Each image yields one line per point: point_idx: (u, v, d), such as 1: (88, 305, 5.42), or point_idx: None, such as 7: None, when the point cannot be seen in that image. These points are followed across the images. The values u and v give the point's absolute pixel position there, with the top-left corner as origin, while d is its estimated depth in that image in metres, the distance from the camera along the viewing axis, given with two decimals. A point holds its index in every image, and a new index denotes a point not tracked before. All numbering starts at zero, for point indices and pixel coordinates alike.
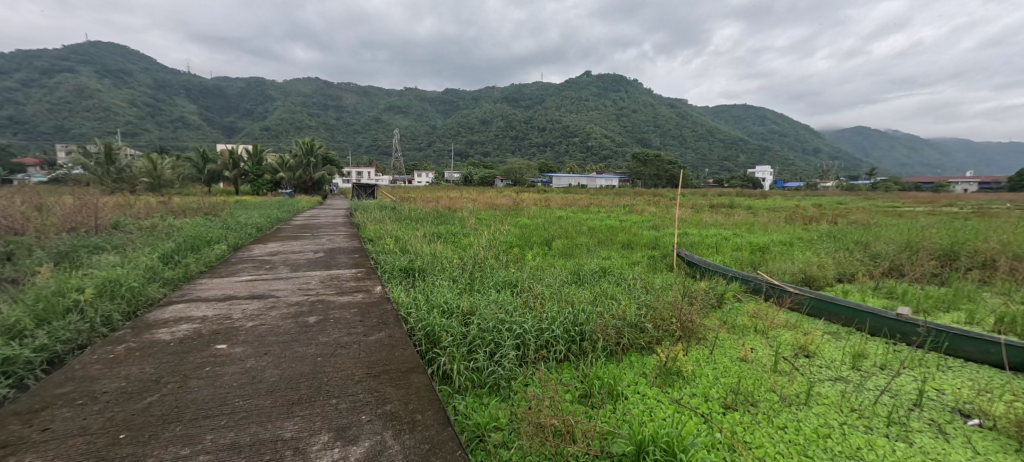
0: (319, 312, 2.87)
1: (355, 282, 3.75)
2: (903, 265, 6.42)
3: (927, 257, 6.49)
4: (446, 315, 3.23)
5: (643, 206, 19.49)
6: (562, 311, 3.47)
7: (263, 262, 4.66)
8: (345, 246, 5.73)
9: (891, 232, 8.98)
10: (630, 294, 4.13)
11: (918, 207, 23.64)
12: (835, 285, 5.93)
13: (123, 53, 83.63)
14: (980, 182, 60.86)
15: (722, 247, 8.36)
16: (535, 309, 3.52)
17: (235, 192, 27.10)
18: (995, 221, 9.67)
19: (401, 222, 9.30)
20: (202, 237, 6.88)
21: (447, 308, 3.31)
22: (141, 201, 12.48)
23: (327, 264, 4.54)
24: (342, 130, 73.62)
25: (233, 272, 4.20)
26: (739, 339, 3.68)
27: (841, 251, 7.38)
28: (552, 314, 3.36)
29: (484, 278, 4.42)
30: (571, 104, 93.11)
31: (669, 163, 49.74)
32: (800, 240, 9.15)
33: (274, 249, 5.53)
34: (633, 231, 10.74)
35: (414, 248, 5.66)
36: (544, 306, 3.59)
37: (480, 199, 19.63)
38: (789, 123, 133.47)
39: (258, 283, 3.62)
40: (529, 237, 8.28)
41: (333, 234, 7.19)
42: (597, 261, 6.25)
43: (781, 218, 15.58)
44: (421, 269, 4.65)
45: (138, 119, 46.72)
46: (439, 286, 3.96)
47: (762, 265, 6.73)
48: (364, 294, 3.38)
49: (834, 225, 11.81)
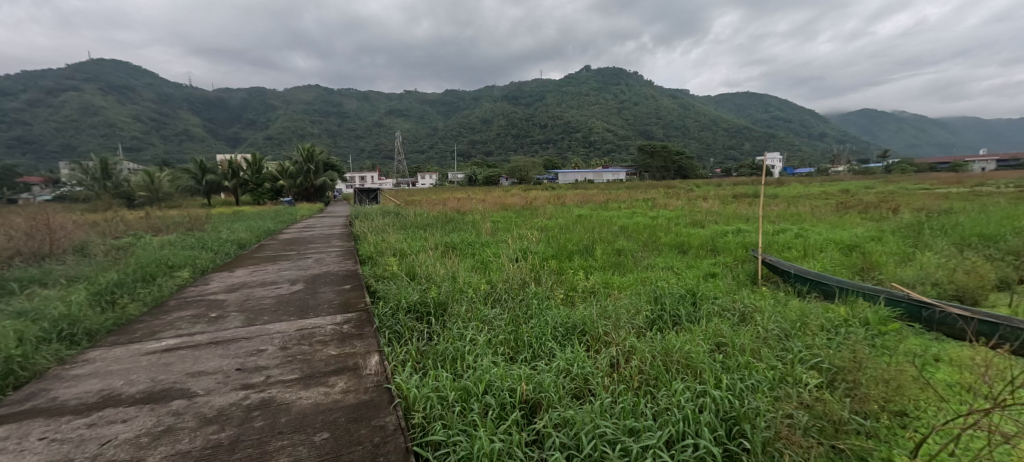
0: (251, 448, 1.45)
1: (340, 350, 2.28)
2: None
3: None
4: (506, 423, 1.84)
5: (664, 200, 17.86)
6: (690, 400, 2.06)
7: (211, 307, 3.15)
8: (336, 272, 4.27)
9: (1001, 223, 7.47)
10: (764, 346, 2.78)
11: (952, 187, 22.01)
12: (998, 299, 4.44)
13: (125, 69, 82.74)
14: (997, 159, 58.12)
15: (800, 247, 6.83)
16: (643, 395, 2.17)
17: (235, 202, 25.92)
18: None
19: (407, 231, 7.96)
20: (162, 261, 5.38)
21: (500, 409, 1.93)
22: (116, 217, 11.02)
23: (302, 309, 3.04)
24: (344, 136, 72.48)
25: (159, 329, 2.72)
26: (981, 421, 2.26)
27: (962, 251, 5.91)
28: (684, 402, 1.99)
29: (535, 321, 3.03)
30: (574, 99, 91.47)
31: (677, 153, 47.91)
32: (891, 234, 7.63)
33: (238, 280, 4.02)
34: (676, 230, 9.18)
35: (425, 269, 4.20)
36: (660, 388, 2.23)
37: (490, 199, 18.19)
38: (793, 108, 130.74)
39: (173, 361, 2.16)
40: (564, 244, 6.80)
41: (324, 252, 5.75)
42: (666, 276, 4.78)
43: (822, 207, 13.99)
44: (440, 308, 3.23)
45: (142, 134, 46.07)
46: (475, 345, 2.58)
47: (876, 273, 5.24)
48: (350, 379, 1.93)
49: (893, 216, 10.29)
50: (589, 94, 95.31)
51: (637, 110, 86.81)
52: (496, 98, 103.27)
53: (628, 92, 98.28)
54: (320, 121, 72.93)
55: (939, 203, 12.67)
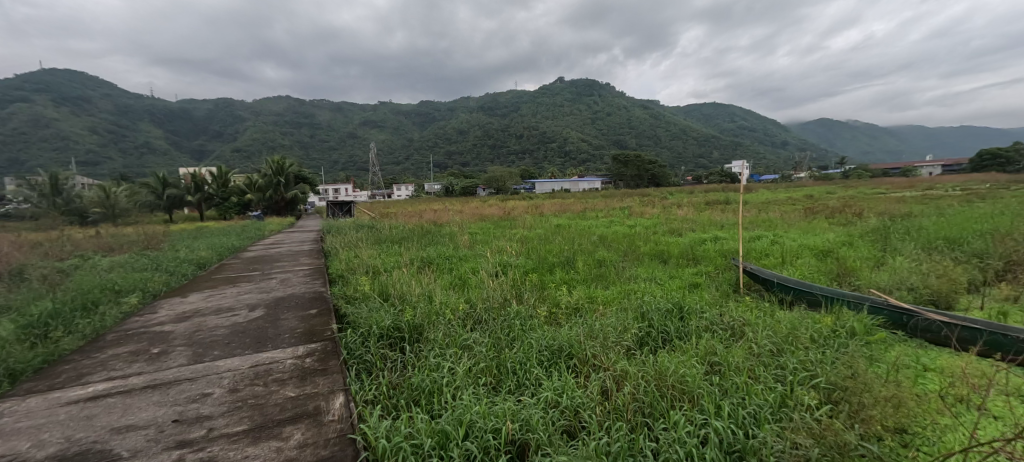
0: None
1: (299, 390, 2.08)
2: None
3: None
4: None
5: (642, 208, 17.93)
6: (688, 436, 1.98)
7: (154, 341, 2.81)
8: (301, 294, 3.96)
9: (962, 225, 7.73)
10: (758, 365, 2.69)
11: (907, 191, 23.08)
12: (971, 302, 4.49)
13: (80, 79, 78.58)
14: (943, 164, 61.76)
15: (777, 253, 6.86)
16: (639, 431, 2.06)
17: (199, 218, 24.77)
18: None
19: (380, 246, 7.64)
20: (107, 286, 4.85)
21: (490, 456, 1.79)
22: (62, 237, 10.15)
23: (259, 339, 2.74)
24: (317, 147, 70.85)
25: (87, 371, 2.39)
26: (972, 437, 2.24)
27: (930, 254, 6.04)
28: (687, 440, 1.93)
29: (518, 345, 2.83)
30: (548, 110, 92.50)
31: (649, 162, 48.84)
32: (861, 239, 7.78)
33: (191, 307, 3.65)
34: (655, 238, 9.14)
35: (398, 288, 3.93)
36: (656, 420, 2.13)
37: (467, 210, 17.91)
38: (758, 118, 136.05)
39: (98, 413, 1.92)
40: (544, 256, 6.63)
41: (290, 272, 5.39)
42: (649, 288, 4.66)
43: (791, 212, 14.31)
44: (415, 333, 2.98)
45: (98, 147, 43.74)
46: (454, 376, 2.37)
47: (853, 278, 5.26)
48: (307, 429, 1.80)
49: (859, 220, 10.57)
50: (563, 105, 96.51)
51: (610, 120, 88.38)
52: (472, 108, 103.34)
53: (601, 103, 100.03)
54: (291, 132, 71.19)
55: (900, 206, 13.16)
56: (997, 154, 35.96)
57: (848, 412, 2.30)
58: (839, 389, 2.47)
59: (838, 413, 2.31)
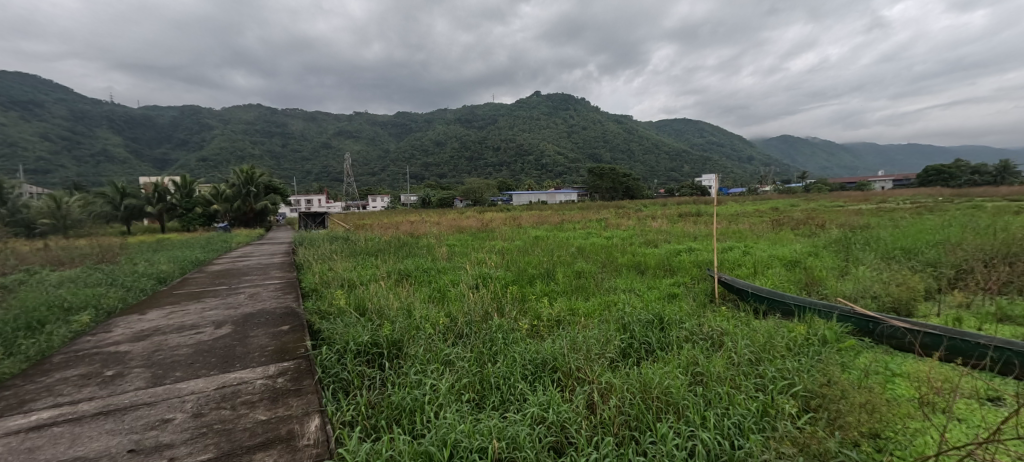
0: None
1: (270, 413, 1.97)
2: (969, 271, 5.44)
3: (996, 258, 5.52)
4: None
5: (618, 219, 18.17)
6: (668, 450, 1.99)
7: (107, 364, 2.59)
8: (270, 310, 3.76)
9: (917, 236, 8.14)
10: (739, 375, 2.70)
11: (864, 204, 24.29)
12: (929, 308, 4.68)
13: (32, 83, 74.25)
14: (894, 179, 65.25)
15: (749, 264, 7.05)
16: (626, 445, 2.05)
17: (160, 229, 23.67)
18: (987, 221, 9.16)
19: (355, 258, 7.46)
20: (55, 303, 4.50)
21: None
22: (7, 249, 9.48)
23: (225, 358, 2.58)
24: (288, 158, 69.06)
25: (31, 397, 2.19)
26: (933, 432, 2.31)
27: (889, 264, 6.28)
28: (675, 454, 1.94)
29: (501, 359, 2.77)
30: (525, 123, 93.47)
31: (624, 175, 49.68)
32: (825, 250, 8.07)
33: (151, 325, 3.41)
34: (632, 249, 9.26)
35: (375, 303, 3.78)
36: (643, 434, 2.12)
37: (444, 222, 17.71)
38: (724, 136, 141.70)
39: (43, 445, 1.76)
40: (524, 268, 6.58)
41: (259, 286, 5.15)
42: (628, 299, 4.70)
43: (758, 224, 14.80)
44: (395, 348, 2.87)
45: (51, 154, 41.18)
46: (436, 393, 2.29)
47: (820, 287, 5.42)
48: (280, 456, 1.70)
49: (822, 232, 10.96)
50: (540, 118, 97.73)
51: (585, 134, 89.90)
52: (449, 121, 103.29)
53: (576, 117, 101.71)
54: (261, 142, 69.16)
55: (860, 218, 13.76)
56: (941, 170, 38.48)
57: (827, 419, 2.33)
58: (816, 396, 2.51)
59: (818, 421, 2.34)
